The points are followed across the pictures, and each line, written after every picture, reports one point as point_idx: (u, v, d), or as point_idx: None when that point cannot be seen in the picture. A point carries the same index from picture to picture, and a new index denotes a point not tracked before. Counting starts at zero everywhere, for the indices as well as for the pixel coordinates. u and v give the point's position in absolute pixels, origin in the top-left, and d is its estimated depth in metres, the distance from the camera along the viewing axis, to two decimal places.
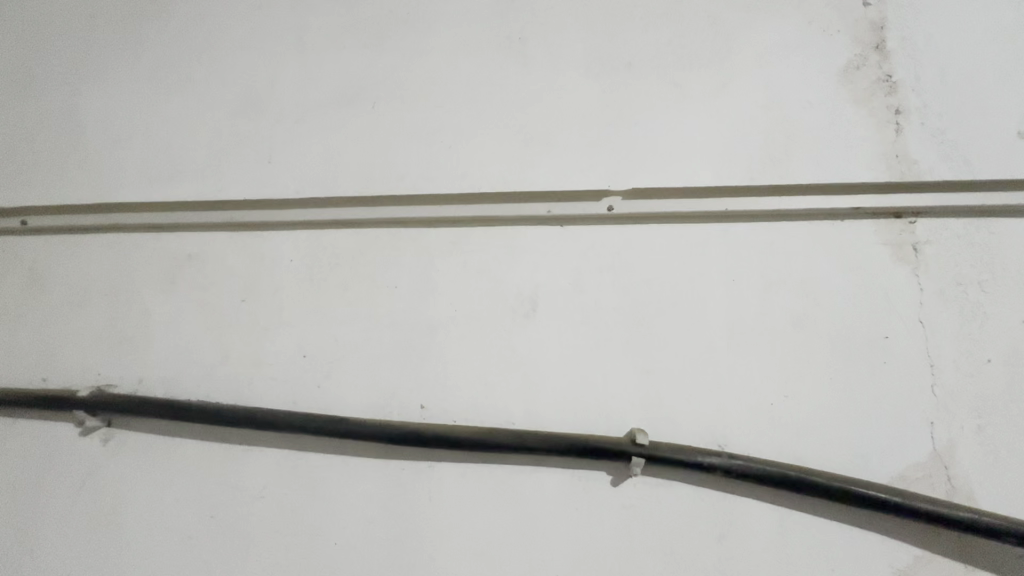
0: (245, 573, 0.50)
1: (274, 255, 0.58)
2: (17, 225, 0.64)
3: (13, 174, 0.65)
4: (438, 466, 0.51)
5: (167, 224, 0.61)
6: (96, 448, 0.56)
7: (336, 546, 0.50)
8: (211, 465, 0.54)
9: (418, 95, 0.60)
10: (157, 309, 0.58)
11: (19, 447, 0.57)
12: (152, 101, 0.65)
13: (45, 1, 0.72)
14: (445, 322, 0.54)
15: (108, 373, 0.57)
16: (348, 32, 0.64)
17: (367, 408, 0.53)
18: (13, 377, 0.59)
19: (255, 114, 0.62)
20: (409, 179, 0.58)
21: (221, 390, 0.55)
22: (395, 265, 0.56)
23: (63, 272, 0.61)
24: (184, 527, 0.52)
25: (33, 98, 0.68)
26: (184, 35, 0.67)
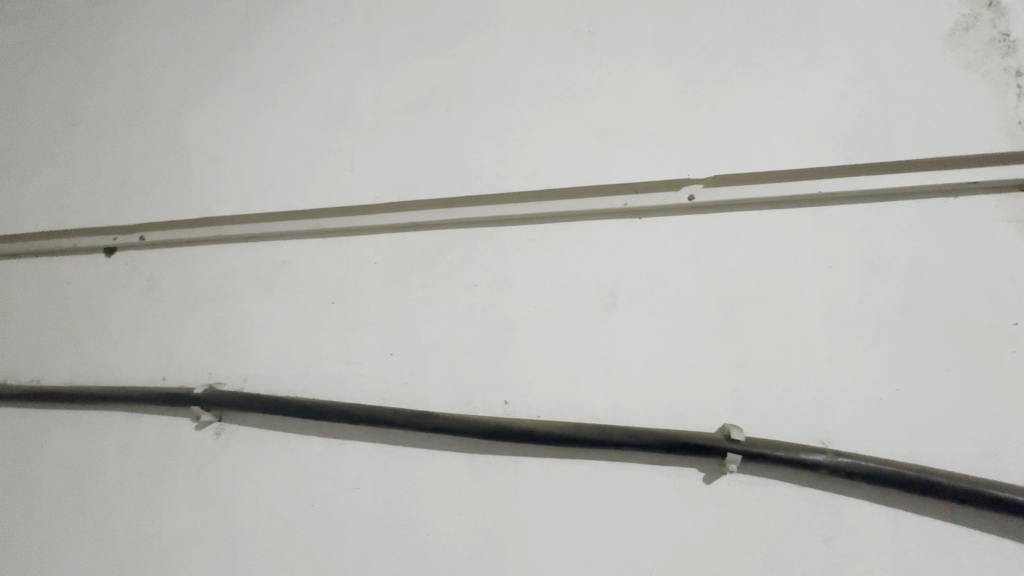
0: (344, 559, 0.53)
1: (359, 259, 0.61)
2: (136, 240, 0.71)
3: (131, 194, 0.73)
4: (523, 461, 0.51)
5: (262, 234, 0.65)
6: (210, 440, 0.61)
7: (428, 536, 0.52)
8: (310, 458, 0.57)
9: (489, 96, 0.61)
10: (258, 312, 0.63)
11: (144, 441, 0.64)
12: (245, 121, 0.70)
13: (152, 37, 0.80)
14: (525, 318, 0.54)
15: (218, 372, 0.63)
16: (419, 40, 0.66)
17: (452, 404, 0.54)
18: (138, 376, 0.66)
19: (335, 126, 0.66)
20: (484, 179, 0.59)
21: (316, 387, 0.59)
22: (474, 264, 0.57)
23: (176, 280, 0.67)
24: (288, 514, 0.56)
25: (144, 125, 0.76)
26: (270, 57, 0.72)
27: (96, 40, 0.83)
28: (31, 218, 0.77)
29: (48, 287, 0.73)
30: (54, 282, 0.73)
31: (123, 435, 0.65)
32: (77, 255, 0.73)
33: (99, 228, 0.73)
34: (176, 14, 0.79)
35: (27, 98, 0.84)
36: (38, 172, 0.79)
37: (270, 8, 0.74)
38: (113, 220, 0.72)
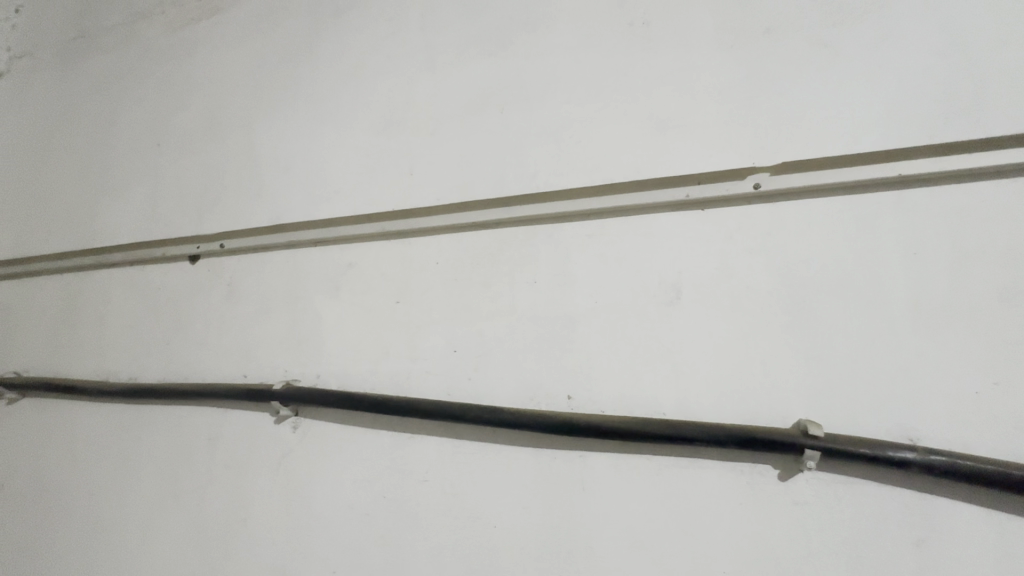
0: (415, 549, 0.55)
1: (422, 259, 0.63)
2: (217, 247, 0.76)
3: (211, 205, 0.78)
4: (589, 456, 0.51)
5: (330, 238, 0.69)
6: (288, 434, 0.65)
7: (496, 529, 0.53)
8: (381, 452, 0.59)
9: (544, 94, 0.62)
10: (328, 312, 0.66)
11: (228, 434, 0.68)
12: (311, 131, 0.74)
13: (225, 57, 0.85)
14: (586, 313, 0.55)
15: (294, 369, 0.66)
16: (473, 44, 0.67)
17: (516, 399, 0.55)
18: (222, 374, 0.70)
19: (395, 132, 0.68)
20: (542, 177, 0.59)
21: (385, 383, 0.61)
22: (533, 261, 0.58)
23: (253, 284, 0.72)
24: (362, 505, 0.59)
25: (221, 139, 0.81)
26: (333, 69, 0.75)
27: (177, 64, 0.90)
28: (125, 231, 0.84)
29: (139, 293, 0.79)
30: (144, 288, 0.79)
31: (210, 429, 0.69)
32: (163, 263, 0.79)
33: (183, 237, 0.78)
34: (246, 36, 0.85)
35: (118, 122, 0.92)
36: (129, 189, 0.86)
37: (332, 24, 0.78)
38: (197, 230, 0.78)
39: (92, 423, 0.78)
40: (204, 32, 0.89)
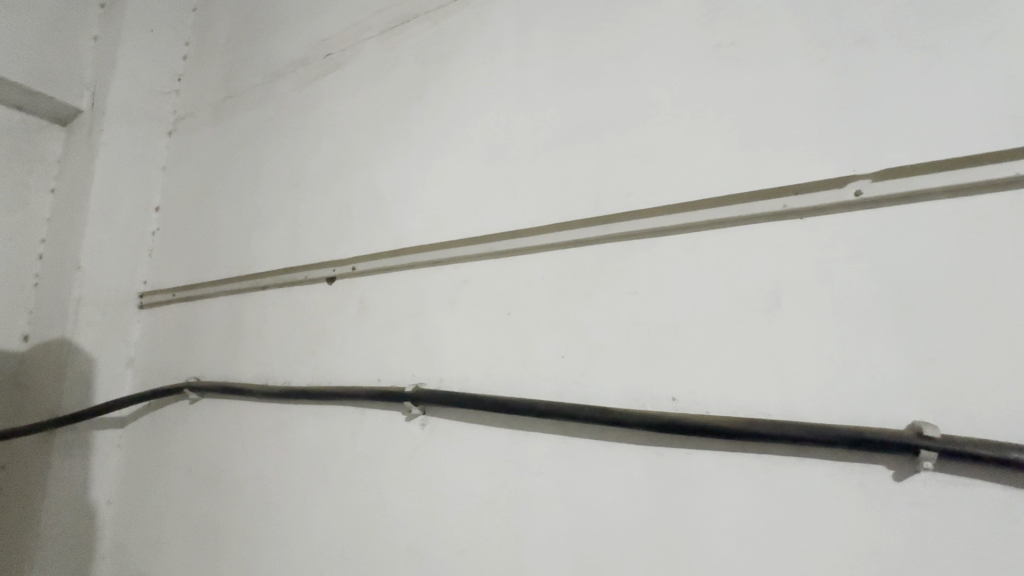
0: (534, 534, 0.62)
1: (528, 274, 0.70)
2: (350, 270, 0.88)
3: (342, 232, 0.91)
4: (695, 453, 0.55)
5: (444, 259, 0.78)
6: (417, 430, 0.74)
7: (609, 519, 0.58)
8: (499, 447, 0.67)
9: (635, 118, 0.67)
10: (446, 323, 0.75)
11: (365, 430, 0.79)
12: (423, 164, 0.84)
13: (345, 104, 0.99)
14: (687, 320, 0.59)
15: (420, 374, 0.76)
16: (566, 76, 0.74)
17: (622, 400, 0.60)
18: (359, 379, 0.82)
19: (498, 161, 0.77)
20: (637, 195, 0.64)
21: (501, 386, 0.69)
22: (632, 273, 0.63)
23: (381, 300, 0.83)
24: (485, 494, 0.66)
25: (345, 175, 0.94)
26: (439, 108, 0.85)
27: (306, 113, 1.05)
28: (274, 259, 1.00)
29: (288, 310, 0.94)
30: (292, 306, 0.94)
31: (350, 425, 0.81)
32: (306, 284, 0.93)
33: (321, 262, 0.92)
34: (362, 84, 0.97)
35: (262, 167, 1.09)
36: (275, 223, 1.02)
37: (436, 68, 0.88)
38: (332, 255, 0.91)
39: (254, 419, 0.93)
40: (327, 84, 1.03)
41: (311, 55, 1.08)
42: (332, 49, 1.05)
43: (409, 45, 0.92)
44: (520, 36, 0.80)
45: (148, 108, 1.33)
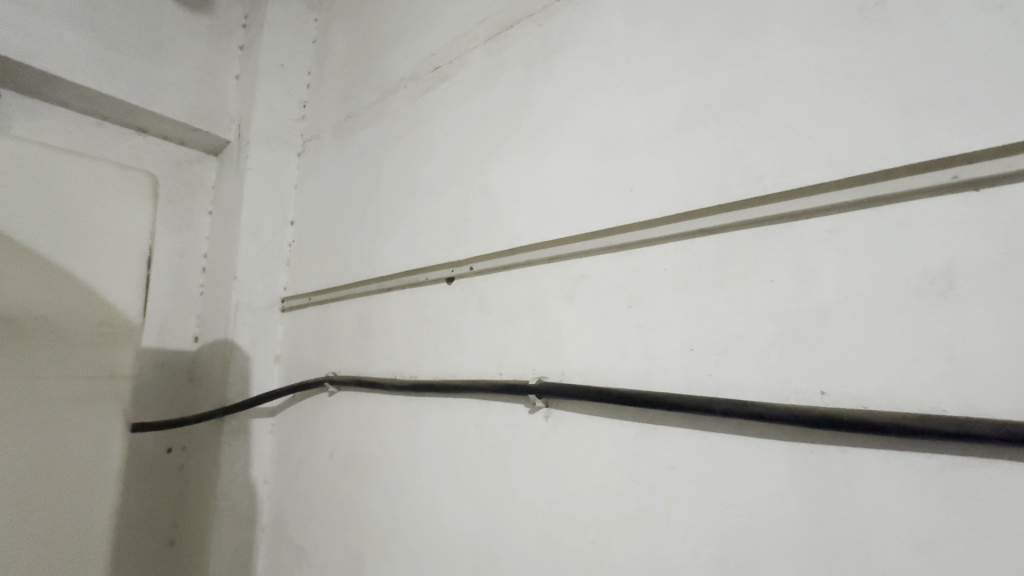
0: (669, 528, 0.61)
1: (650, 266, 0.69)
2: (468, 269, 0.92)
3: (458, 233, 0.96)
4: (852, 451, 0.51)
5: (561, 255, 0.79)
6: (541, 422, 0.76)
7: (752, 516, 0.56)
8: (626, 440, 0.67)
9: (763, 97, 0.63)
10: (566, 318, 0.77)
11: (490, 421, 0.83)
12: (534, 163, 0.87)
13: (455, 112, 1.04)
14: (835, 308, 0.55)
15: (541, 368, 0.78)
16: (681, 62, 0.72)
17: (762, 393, 0.58)
18: (481, 372, 0.86)
19: (612, 154, 0.77)
20: (769, 178, 0.61)
21: (626, 379, 0.69)
22: (768, 260, 0.60)
23: (499, 297, 0.87)
24: (614, 486, 0.67)
25: (459, 180, 0.99)
26: (548, 107, 0.87)
27: (419, 125, 1.11)
28: (396, 262, 1.08)
29: (412, 309, 1.02)
30: (415, 306, 1.01)
31: (476, 417, 0.85)
32: (427, 284, 1.00)
33: (441, 264, 0.98)
34: (471, 92, 1.01)
35: (381, 178, 1.18)
36: (396, 229, 1.10)
37: (543, 68, 0.89)
38: (450, 256, 0.97)
39: (386, 410, 1.01)
40: (436, 95, 1.09)
41: (421, 70, 1.16)
42: (440, 61, 1.11)
43: (515, 49, 0.95)
44: (629, 27, 0.79)
45: (282, 134, 1.50)
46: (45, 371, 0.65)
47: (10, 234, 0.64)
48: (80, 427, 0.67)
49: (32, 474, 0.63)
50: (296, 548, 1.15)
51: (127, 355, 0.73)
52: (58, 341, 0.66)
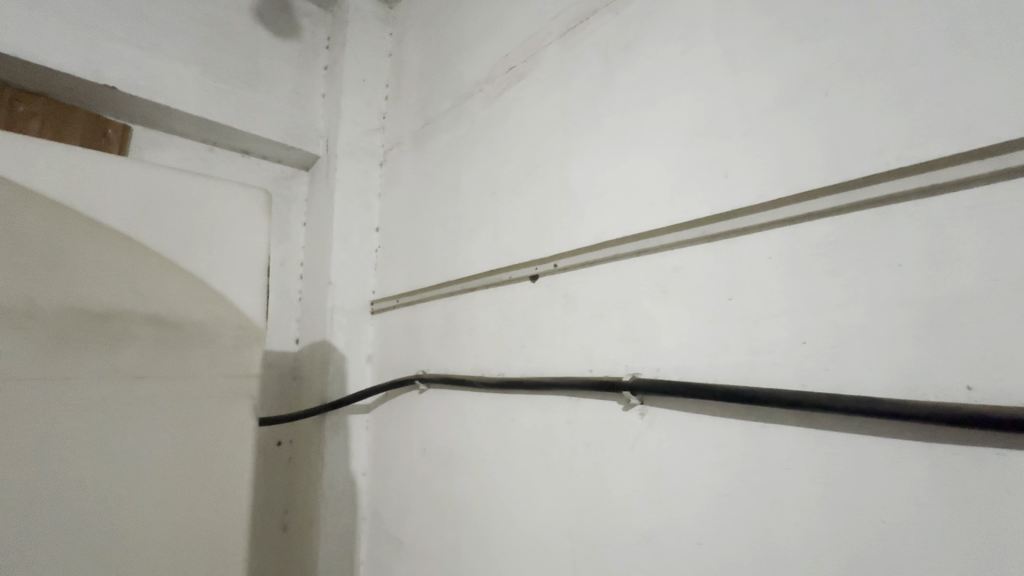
0: (785, 533, 0.57)
1: (752, 256, 0.66)
2: (552, 267, 0.92)
3: (541, 231, 0.96)
4: (1010, 454, 0.45)
5: (651, 248, 0.77)
6: (636, 419, 0.75)
7: (885, 523, 0.51)
8: (733, 439, 0.64)
9: (879, 63, 0.58)
10: (659, 312, 0.75)
11: (582, 418, 0.82)
12: (617, 155, 0.85)
13: (532, 110, 1.04)
14: (980, 293, 0.48)
15: (635, 364, 0.77)
16: (778, 35, 0.67)
17: (891, 389, 0.52)
18: (571, 369, 0.86)
19: (703, 140, 0.73)
20: (890, 152, 0.55)
21: (729, 374, 0.66)
22: (893, 243, 0.54)
23: (586, 293, 0.86)
24: (721, 487, 0.64)
25: (539, 178, 0.99)
26: (629, 97, 0.85)
27: (496, 126, 1.13)
28: (480, 263, 1.10)
29: (497, 308, 1.03)
30: (500, 304, 1.03)
31: (567, 414, 0.85)
32: (511, 283, 1.01)
33: (524, 262, 0.99)
34: (548, 89, 1.01)
35: (461, 181, 1.21)
36: (477, 231, 1.13)
37: (622, 57, 0.87)
38: (533, 255, 0.97)
39: (475, 407, 1.04)
40: (512, 95, 1.11)
41: (496, 72, 1.17)
42: (515, 62, 1.12)
43: (592, 41, 0.94)
44: (717, 5, 0.75)
45: (366, 146, 1.58)
46: (195, 369, 0.74)
47: (184, 265, 0.75)
48: (224, 419, 0.76)
49: (189, 461, 0.71)
50: (395, 537, 1.22)
51: (257, 355, 0.81)
52: (204, 342, 0.75)
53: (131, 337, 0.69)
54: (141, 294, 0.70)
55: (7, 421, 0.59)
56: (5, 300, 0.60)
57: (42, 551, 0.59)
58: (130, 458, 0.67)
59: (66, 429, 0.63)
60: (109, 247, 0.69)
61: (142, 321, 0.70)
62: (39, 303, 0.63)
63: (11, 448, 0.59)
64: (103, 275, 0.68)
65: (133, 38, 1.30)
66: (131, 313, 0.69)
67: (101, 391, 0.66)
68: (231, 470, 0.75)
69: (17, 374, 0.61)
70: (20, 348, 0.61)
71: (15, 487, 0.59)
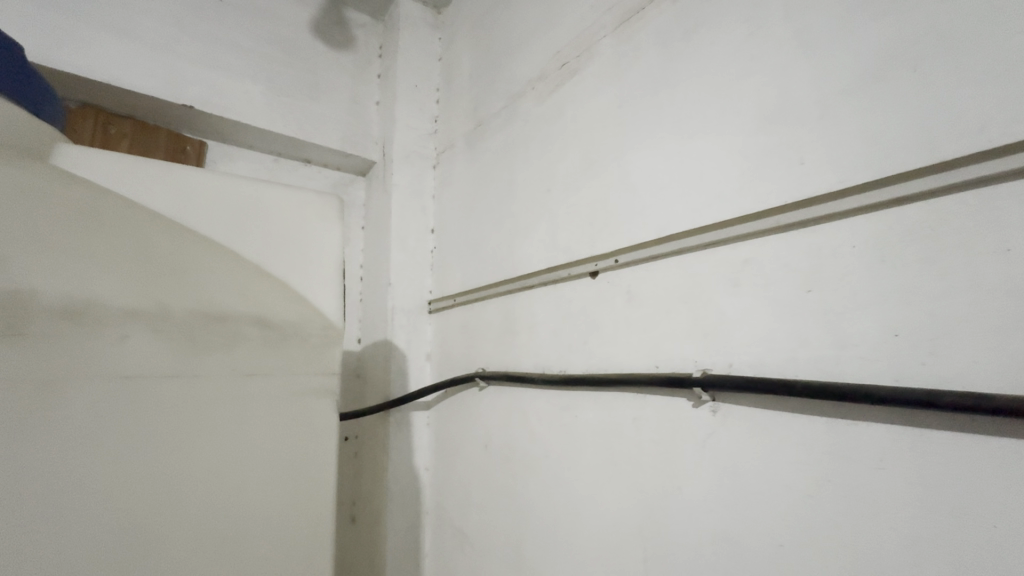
0: (880, 536, 0.54)
1: (833, 245, 0.62)
2: (613, 262, 0.92)
3: (600, 227, 0.96)
4: None
5: (719, 240, 0.75)
6: (708, 416, 0.73)
7: (997, 529, 0.47)
8: (816, 437, 0.61)
9: (976, 33, 0.53)
10: (730, 306, 0.72)
11: (649, 415, 0.81)
12: (679, 147, 0.83)
13: (587, 106, 1.04)
14: None
15: (705, 360, 0.75)
16: (857, 11, 0.63)
17: (1000, 384, 0.49)
18: (635, 365, 0.85)
19: (774, 126, 0.70)
20: (992, 128, 0.51)
21: (810, 369, 0.63)
22: (999, 226, 0.50)
23: (650, 288, 0.85)
24: (804, 486, 0.61)
25: (597, 173, 0.99)
26: (691, 86, 0.83)
27: (550, 124, 1.13)
28: (537, 261, 1.11)
29: (556, 305, 1.04)
30: (560, 301, 1.03)
31: (633, 410, 0.84)
32: (571, 280, 1.01)
33: (583, 259, 0.98)
34: (603, 83, 1.00)
35: (515, 180, 1.22)
36: (533, 229, 1.13)
37: (682, 46, 0.85)
38: (592, 251, 0.97)
39: (537, 404, 1.04)
40: (566, 92, 1.10)
41: (548, 69, 1.17)
42: (568, 58, 1.11)
43: (649, 32, 0.92)
44: None
45: (419, 149, 1.62)
46: (292, 366, 0.79)
47: (272, 270, 0.80)
48: (315, 414, 0.80)
49: (289, 453, 0.76)
50: (459, 532, 1.24)
51: (338, 354, 0.85)
52: (298, 341, 0.80)
53: (241, 337, 0.74)
54: (246, 297, 0.76)
55: (147, 413, 0.64)
56: (140, 304, 0.67)
57: (177, 536, 0.64)
58: (245, 449, 0.72)
59: (194, 421, 0.68)
60: (214, 253, 0.74)
61: (249, 321, 0.76)
62: (168, 306, 0.69)
63: (152, 439, 0.64)
64: (214, 280, 0.74)
65: (206, 59, 1.39)
66: (241, 315, 0.75)
67: (221, 386, 0.71)
68: (325, 461, 0.79)
69: (155, 371, 0.66)
70: (155, 347, 0.67)
71: (152, 477, 0.63)
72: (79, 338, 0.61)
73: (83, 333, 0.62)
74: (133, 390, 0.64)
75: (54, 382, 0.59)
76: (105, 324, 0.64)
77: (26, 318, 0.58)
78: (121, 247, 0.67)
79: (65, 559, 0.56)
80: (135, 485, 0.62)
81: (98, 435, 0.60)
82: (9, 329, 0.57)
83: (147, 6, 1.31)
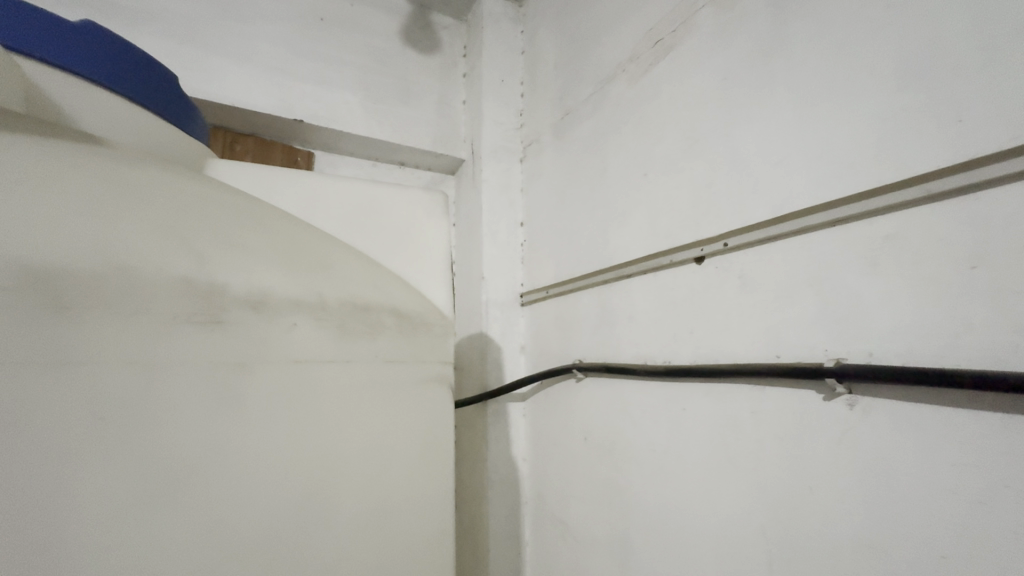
0: None
1: (1004, 213, 0.53)
2: (721, 246, 0.86)
3: (705, 209, 0.90)
4: None
5: (852, 215, 0.68)
6: (843, 410, 0.66)
7: None
8: (986, 435, 0.53)
9: None
10: (867, 288, 0.65)
11: (770, 408, 0.75)
12: (798, 115, 0.76)
13: (687, 81, 0.98)
14: None
15: (836, 348, 0.68)
16: None
17: None
18: (752, 355, 0.79)
19: (920, 82, 0.62)
20: None
21: (975, 358, 0.55)
22: None
23: (767, 272, 0.79)
24: (971, 492, 0.53)
25: (700, 152, 0.93)
26: (812, 46, 0.75)
27: (645, 105, 1.09)
28: (635, 248, 1.07)
29: (658, 293, 1.00)
30: (662, 289, 0.99)
31: (750, 403, 0.79)
32: (673, 267, 0.97)
33: (686, 244, 0.94)
34: (705, 55, 0.94)
35: (608, 167, 1.19)
36: (630, 215, 1.10)
37: (800, 4, 0.78)
38: (697, 235, 0.91)
39: (640, 396, 1.01)
40: (661, 69, 1.05)
41: (640, 47, 1.13)
42: (662, 33, 1.06)
43: None
44: None
45: (506, 144, 1.63)
46: (420, 352, 0.83)
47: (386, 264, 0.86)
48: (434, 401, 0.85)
49: (418, 437, 0.81)
50: (560, 523, 1.25)
51: (451, 344, 0.89)
52: (424, 330, 0.84)
53: (382, 326, 0.78)
54: (379, 289, 0.80)
55: (312, 398, 0.68)
56: (302, 294, 0.70)
57: (338, 513, 0.68)
58: (389, 432, 0.76)
59: (347, 405, 0.72)
60: (348, 253, 0.81)
61: (386, 312, 0.79)
62: (324, 297, 0.72)
63: (315, 422, 0.68)
64: (352, 272, 0.79)
65: (312, 75, 1.50)
66: (380, 304, 0.79)
67: (368, 371, 0.75)
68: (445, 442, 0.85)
69: (318, 357, 0.69)
70: (319, 335, 0.70)
71: (316, 458, 0.67)
72: (261, 325, 0.64)
73: (264, 321, 0.65)
74: (303, 376, 0.67)
75: (243, 368, 0.62)
76: (280, 312, 0.66)
77: (220, 307, 0.61)
78: (276, 241, 0.71)
79: (250, 534, 0.60)
80: (303, 465, 0.66)
81: (275, 418, 0.64)
82: (208, 319, 0.59)
83: (263, 33, 1.44)
